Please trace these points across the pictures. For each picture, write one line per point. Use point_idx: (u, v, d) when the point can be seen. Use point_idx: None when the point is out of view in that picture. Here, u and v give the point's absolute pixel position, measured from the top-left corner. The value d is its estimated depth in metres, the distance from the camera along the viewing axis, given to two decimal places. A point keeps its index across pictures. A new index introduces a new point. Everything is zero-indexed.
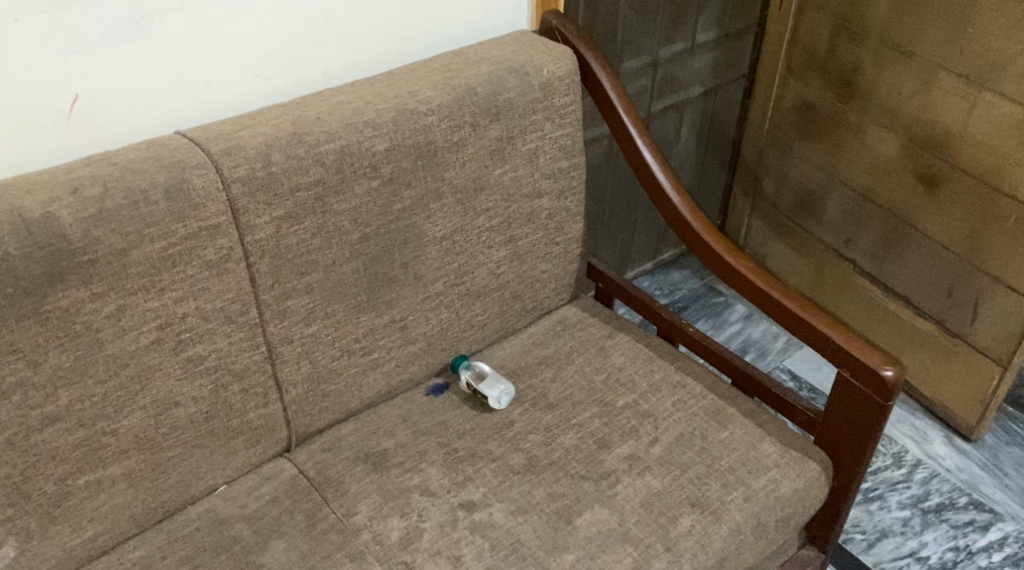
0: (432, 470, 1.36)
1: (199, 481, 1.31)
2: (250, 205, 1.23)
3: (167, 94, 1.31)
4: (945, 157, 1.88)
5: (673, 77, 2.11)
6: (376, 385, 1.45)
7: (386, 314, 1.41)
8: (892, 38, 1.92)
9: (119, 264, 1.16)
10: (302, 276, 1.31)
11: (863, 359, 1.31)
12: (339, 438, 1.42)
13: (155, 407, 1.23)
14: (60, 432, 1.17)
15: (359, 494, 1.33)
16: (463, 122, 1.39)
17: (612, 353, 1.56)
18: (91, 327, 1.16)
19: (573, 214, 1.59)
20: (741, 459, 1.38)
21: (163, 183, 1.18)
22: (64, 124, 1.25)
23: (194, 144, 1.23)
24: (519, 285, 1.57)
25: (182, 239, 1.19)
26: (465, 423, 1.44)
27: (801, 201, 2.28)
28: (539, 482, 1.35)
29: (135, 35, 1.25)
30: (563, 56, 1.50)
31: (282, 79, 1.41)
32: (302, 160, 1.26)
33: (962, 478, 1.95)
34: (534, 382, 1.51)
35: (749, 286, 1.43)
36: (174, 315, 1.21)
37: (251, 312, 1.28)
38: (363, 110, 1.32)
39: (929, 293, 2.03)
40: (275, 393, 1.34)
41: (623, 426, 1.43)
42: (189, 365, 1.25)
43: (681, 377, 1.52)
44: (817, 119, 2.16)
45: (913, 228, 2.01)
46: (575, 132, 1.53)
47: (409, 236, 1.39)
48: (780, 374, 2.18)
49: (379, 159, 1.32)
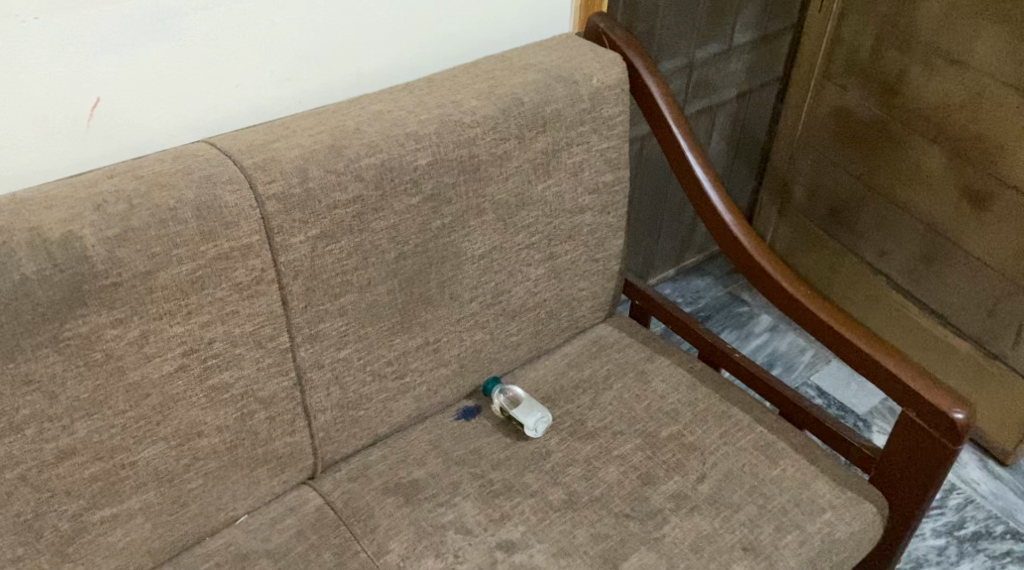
0: (467, 505, 1.28)
1: (220, 513, 1.23)
2: (285, 223, 1.14)
3: (193, 98, 1.22)
4: (994, 173, 1.80)
5: (708, 79, 2.02)
6: (405, 409, 1.37)
7: (419, 336, 1.33)
8: (944, 47, 1.84)
9: (143, 287, 1.06)
10: (336, 297, 1.22)
11: (932, 401, 1.23)
12: (367, 465, 1.34)
13: (176, 438, 1.15)
14: (75, 467, 1.08)
15: (390, 530, 1.25)
16: (509, 135, 1.30)
17: (653, 379, 1.49)
18: (113, 355, 1.07)
19: (614, 229, 1.50)
20: (795, 500, 1.31)
21: (192, 200, 1.08)
22: (84, 131, 1.16)
23: (226, 156, 1.14)
24: (556, 304, 1.48)
25: (212, 260, 1.10)
26: (500, 452, 1.36)
27: (834, 209, 2.21)
28: (582, 521, 1.27)
29: (161, 35, 1.15)
30: (613, 63, 1.41)
31: (315, 82, 1.32)
32: (341, 175, 1.17)
33: (998, 505, 1.89)
34: (571, 408, 1.44)
35: (806, 315, 1.36)
36: (200, 341, 1.12)
37: (282, 336, 1.19)
38: (404, 121, 1.23)
39: (969, 311, 1.96)
40: (303, 421, 1.26)
41: (668, 460, 1.36)
42: (214, 394, 1.16)
43: (727, 406, 1.44)
44: (855, 127, 2.08)
45: (955, 245, 1.94)
46: (622, 145, 1.44)
47: (447, 254, 1.30)
48: (807, 391, 2.11)
49: (421, 174, 1.23)
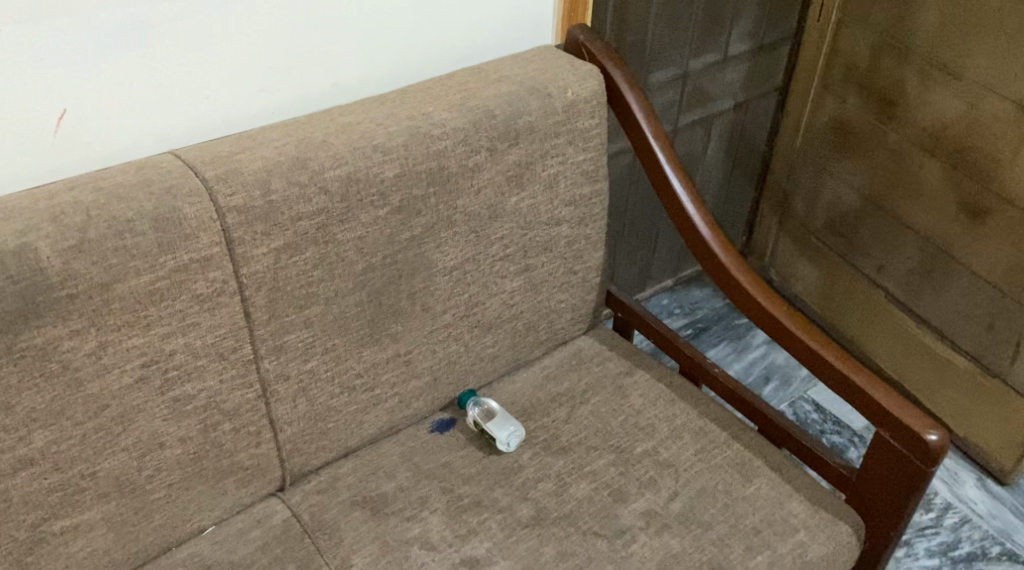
0: (434, 520, 1.27)
1: (185, 524, 1.23)
2: (246, 235, 1.14)
3: (162, 110, 1.22)
4: (991, 187, 1.77)
5: (703, 89, 2.00)
6: (376, 422, 1.36)
7: (390, 348, 1.32)
8: (940, 58, 1.80)
9: (101, 298, 1.06)
10: (300, 309, 1.21)
11: (905, 422, 1.20)
12: (337, 477, 1.33)
13: (138, 449, 1.15)
14: (34, 477, 1.09)
15: (354, 544, 1.24)
16: (480, 147, 1.29)
17: (631, 393, 1.47)
18: (70, 366, 1.07)
19: (593, 241, 1.49)
20: (768, 519, 1.29)
21: (151, 212, 1.08)
22: (51, 141, 1.16)
23: (188, 168, 1.14)
24: (534, 316, 1.47)
25: (171, 272, 1.10)
26: (471, 466, 1.35)
27: (832, 221, 2.18)
28: (549, 538, 1.26)
29: (130, 47, 1.16)
30: (590, 75, 1.39)
31: (288, 92, 1.31)
32: (304, 188, 1.16)
33: (995, 525, 1.85)
34: (546, 422, 1.42)
35: (783, 332, 1.33)
36: (160, 353, 1.12)
37: (244, 348, 1.19)
38: (372, 133, 1.23)
39: (966, 327, 1.92)
40: (268, 433, 1.25)
41: (641, 477, 1.34)
42: (176, 405, 1.16)
43: (705, 422, 1.42)
44: (853, 139, 2.05)
45: (953, 259, 1.90)
46: (598, 157, 1.43)
47: (417, 266, 1.29)
48: (803, 405, 2.07)
49: (388, 186, 1.22)
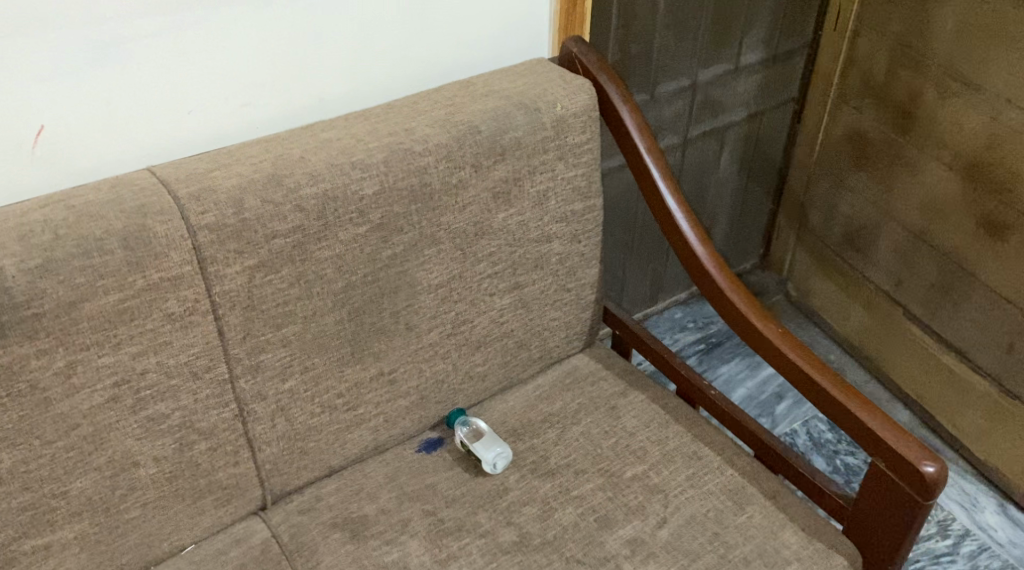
0: (413, 544, 1.25)
1: (162, 543, 1.21)
2: (218, 254, 1.12)
3: (142, 124, 1.21)
4: (1011, 201, 1.70)
5: (714, 101, 1.95)
6: (361, 440, 1.33)
7: (373, 367, 1.29)
8: (958, 69, 1.74)
9: (68, 317, 1.06)
10: (277, 328, 1.20)
11: (902, 453, 1.15)
12: (318, 497, 1.31)
13: (110, 468, 1.14)
14: (2, 497, 1.08)
15: (331, 567, 1.22)
16: (463, 163, 1.26)
17: (624, 415, 1.43)
18: (38, 386, 1.06)
19: (587, 259, 1.45)
20: (758, 550, 1.24)
21: (120, 231, 1.07)
22: (29, 157, 1.16)
23: (162, 185, 1.13)
24: (525, 334, 1.44)
25: (141, 291, 1.09)
26: (455, 488, 1.32)
27: (850, 235, 2.12)
28: (531, 565, 1.23)
29: (108, 63, 1.15)
30: (580, 90, 1.36)
31: (272, 107, 1.30)
32: (279, 206, 1.15)
33: (1016, 554, 1.77)
34: (536, 444, 1.39)
35: (777, 355, 1.28)
36: (131, 372, 1.11)
37: (219, 368, 1.17)
38: (353, 149, 1.21)
39: (987, 347, 1.85)
40: (247, 453, 1.24)
41: (630, 502, 1.30)
42: (149, 424, 1.14)
43: (699, 446, 1.38)
44: (870, 151, 1.99)
45: (972, 277, 1.83)
46: (590, 172, 1.39)
47: (400, 284, 1.27)
48: (817, 424, 2.01)
49: (367, 203, 1.20)
